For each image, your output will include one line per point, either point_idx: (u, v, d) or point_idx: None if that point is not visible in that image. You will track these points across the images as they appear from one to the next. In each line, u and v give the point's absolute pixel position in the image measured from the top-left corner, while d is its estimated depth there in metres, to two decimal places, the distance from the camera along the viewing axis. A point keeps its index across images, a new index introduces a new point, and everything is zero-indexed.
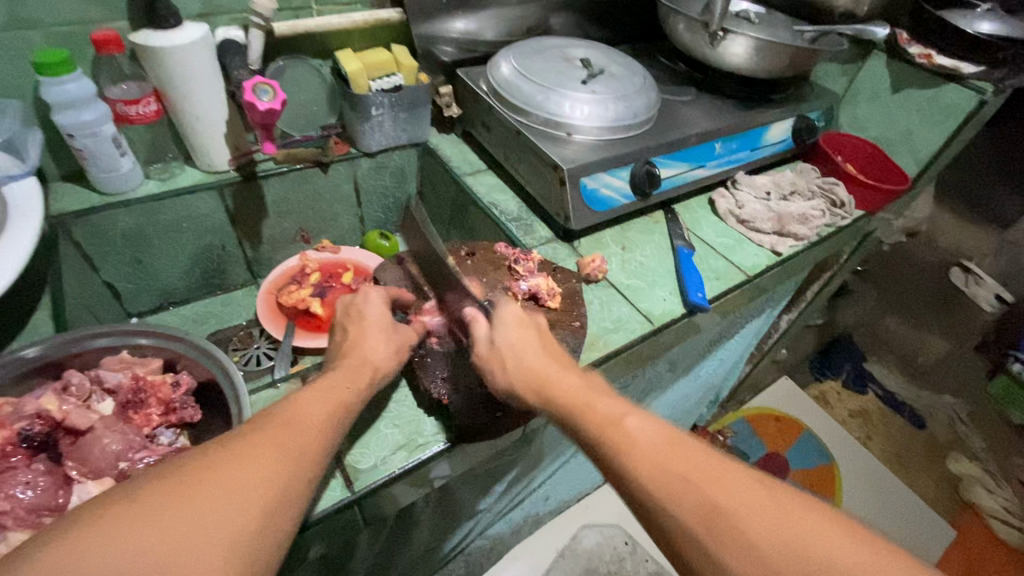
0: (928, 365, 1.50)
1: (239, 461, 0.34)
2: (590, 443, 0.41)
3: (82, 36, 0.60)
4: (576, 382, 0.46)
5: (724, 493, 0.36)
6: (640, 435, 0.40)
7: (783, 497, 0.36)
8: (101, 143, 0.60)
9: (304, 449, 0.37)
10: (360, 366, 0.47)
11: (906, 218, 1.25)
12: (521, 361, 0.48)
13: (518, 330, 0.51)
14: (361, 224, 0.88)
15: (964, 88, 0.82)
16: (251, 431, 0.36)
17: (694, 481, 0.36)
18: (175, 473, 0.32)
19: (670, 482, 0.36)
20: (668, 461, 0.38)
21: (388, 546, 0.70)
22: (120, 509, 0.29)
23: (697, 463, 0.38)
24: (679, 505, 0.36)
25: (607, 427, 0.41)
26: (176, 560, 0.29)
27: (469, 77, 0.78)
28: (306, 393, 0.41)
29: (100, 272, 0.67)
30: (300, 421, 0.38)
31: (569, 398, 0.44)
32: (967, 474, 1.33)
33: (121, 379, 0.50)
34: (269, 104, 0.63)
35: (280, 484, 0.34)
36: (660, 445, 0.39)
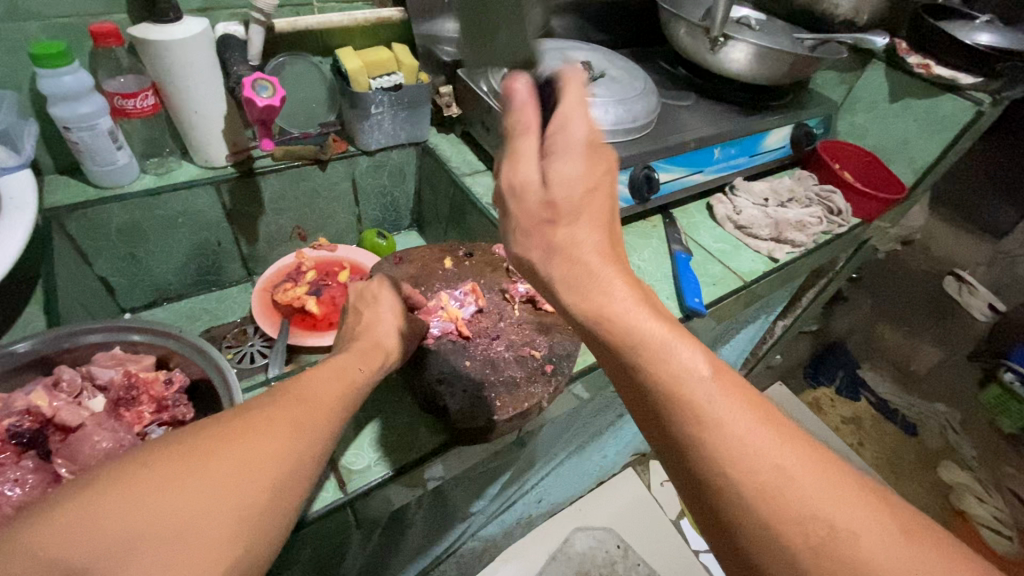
0: (922, 373, 1.51)
1: (256, 429, 0.34)
2: (661, 404, 0.32)
3: (81, 28, 0.59)
4: (639, 305, 0.35)
5: (821, 498, 0.29)
6: (727, 407, 0.31)
7: (880, 504, 0.30)
8: (97, 137, 0.60)
9: (316, 426, 0.37)
10: (372, 351, 0.49)
11: (901, 227, 1.26)
12: (576, 238, 0.35)
13: (585, 165, 0.35)
14: (358, 222, 0.88)
15: (961, 98, 0.83)
16: (269, 402, 0.37)
17: (781, 469, 0.30)
18: (191, 437, 0.32)
19: (760, 473, 0.30)
20: (759, 445, 0.30)
21: (379, 548, 0.69)
22: (140, 466, 0.29)
23: (791, 454, 0.31)
24: (762, 503, 0.29)
25: (687, 386, 0.32)
26: (189, 528, 0.28)
27: (471, 78, 0.76)
28: (318, 371, 0.43)
29: (93, 266, 0.67)
30: (312, 398, 0.39)
31: (636, 332, 0.34)
32: (958, 483, 1.32)
33: (113, 375, 0.50)
34: (267, 101, 0.63)
35: (293, 455, 0.35)
36: (753, 429, 0.31)
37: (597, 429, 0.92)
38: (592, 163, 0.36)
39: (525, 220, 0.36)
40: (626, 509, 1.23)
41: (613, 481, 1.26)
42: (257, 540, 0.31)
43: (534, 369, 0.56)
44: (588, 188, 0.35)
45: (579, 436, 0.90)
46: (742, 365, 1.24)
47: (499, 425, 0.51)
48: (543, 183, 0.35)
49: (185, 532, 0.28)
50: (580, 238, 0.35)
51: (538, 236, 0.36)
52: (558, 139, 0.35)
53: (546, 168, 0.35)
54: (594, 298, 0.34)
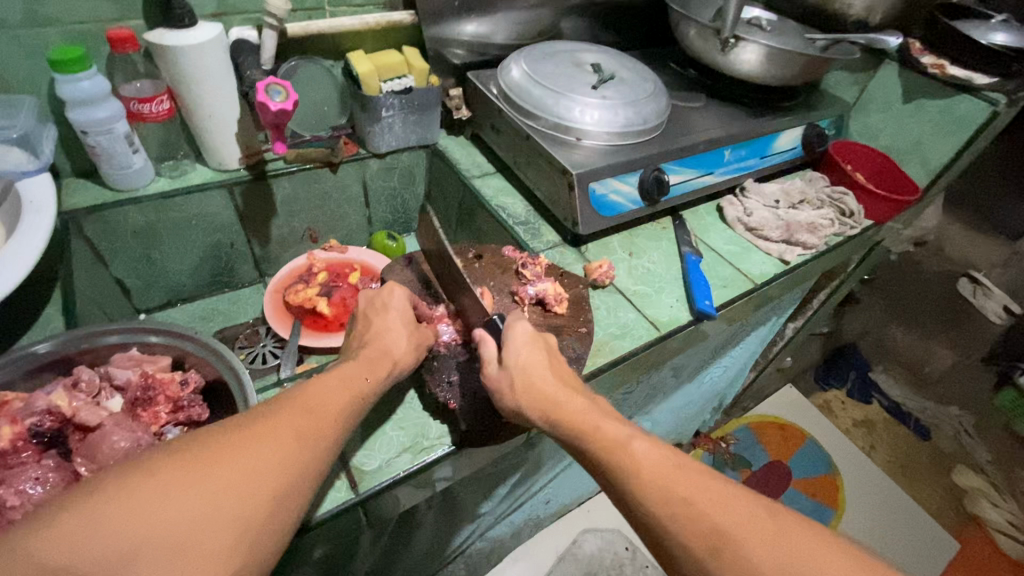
0: (933, 376, 1.48)
1: (257, 441, 0.35)
2: (596, 461, 0.43)
3: (98, 34, 0.60)
4: (574, 395, 0.47)
5: (715, 511, 0.37)
6: (630, 447, 0.42)
7: (780, 515, 0.37)
8: (114, 141, 0.61)
9: (322, 435, 0.38)
10: (380, 358, 0.48)
11: (914, 228, 1.24)
12: (530, 380, 0.47)
13: (532, 348, 0.50)
14: (369, 224, 0.88)
15: (976, 98, 0.81)
16: (272, 411, 0.37)
17: (689, 496, 0.38)
18: (195, 446, 0.33)
19: (666, 496, 0.38)
20: (668, 478, 0.39)
21: (390, 548, 0.70)
22: (141, 476, 0.31)
23: (694, 480, 0.39)
24: (671, 520, 0.38)
25: (601, 440, 0.43)
26: (191, 541, 0.30)
27: (479, 79, 0.79)
28: (327, 377, 0.43)
29: (110, 268, 0.68)
30: (318, 407, 0.39)
31: (570, 417, 0.45)
32: (973, 487, 1.31)
33: (130, 375, 0.50)
34: (281, 105, 0.64)
35: (294, 467, 0.35)
36: (659, 462, 0.40)
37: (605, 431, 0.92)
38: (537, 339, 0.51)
39: (490, 377, 0.49)
40: None
41: None
42: (255, 551, 0.32)
43: None
44: (530, 345, 0.50)
45: None
46: (752, 367, 1.23)
47: (511, 428, 0.52)
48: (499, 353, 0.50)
49: (181, 545, 0.29)
50: (527, 364, 0.49)
51: (501, 378, 0.48)
52: (513, 345, 0.50)
53: (504, 329, 0.51)
54: (547, 404, 0.46)
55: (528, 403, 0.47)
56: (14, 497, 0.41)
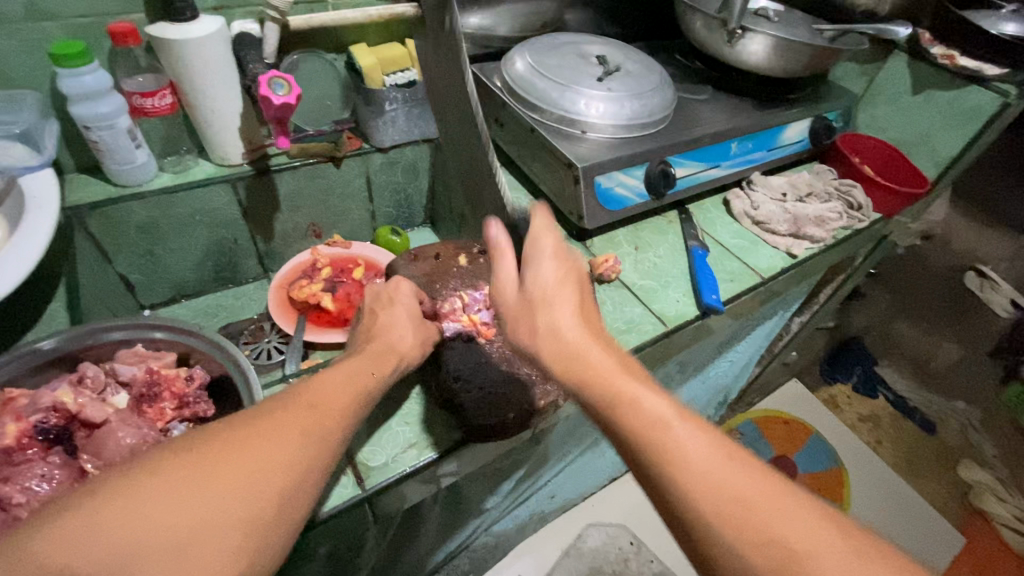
0: (940, 371, 1.47)
1: (264, 436, 0.34)
2: (635, 451, 0.38)
3: (99, 28, 0.60)
4: (617, 369, 0.41)
5: (777, 520, 0.33)
6: (666, 424, 0.37)
7: (844, 526, 0.34)
8: (118, 135, 0.60)
9: (327, 433, 0.37)
10: (386, 353, 0.48)
11: (922, 221, 1.23)
12: (553, 322, 0.43)
13: (558, 281, 0.45)
14: (372, 219, 0.88)
15: (986, 89, 0.81)
16: (279, 405, 0.37)
17: (748, 500, 0.34)
18: (202, 443, 0.33)
19: (713, 490, 0.34)
20: (723, 478, 0.35)
21: (395, 544, 0.70)
22: (147, 474, 0.30)
23: (751, 482, 0.35)
24: (724, 525, 0.33)
25: (632, 409, 0.38)
26: (196, 542, 0.29)
27: (483, 73, 0.78)
28: (333, 372, 0.43)
29: (113, 264, 0.68)
30: (325, 402, 0.39)
31: (607, 388, 0.40)
32: (980, 482, 1.30)
33: (135, 372, 0.50)
34: (284, 99, 0.63)
35: (301, 464, 0.35)
36: (713, 458, 0.35)
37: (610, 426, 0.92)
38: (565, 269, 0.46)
39: (512, 312, 0.46)
40: (640, 506, 1.22)
41: (626, 478, 1.26)
42: (262, 549, 0.32)
43: None
44: (561, 280, 0.45)
45: (592, 434, 0.90)
46: (757, 361, 1.23)
47: (514, 423, 0.52)
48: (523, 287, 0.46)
49: (185, 547, 0.29)
50: (557, 316, 0.44)
51: (525, 318, 0.45)
52: (534, 277, 0.45)
53: (527, 273, 0.46)
54: (572, 357, 0.42)
55: (552, 355, 0.43)
56: (19, 495, 0.40)
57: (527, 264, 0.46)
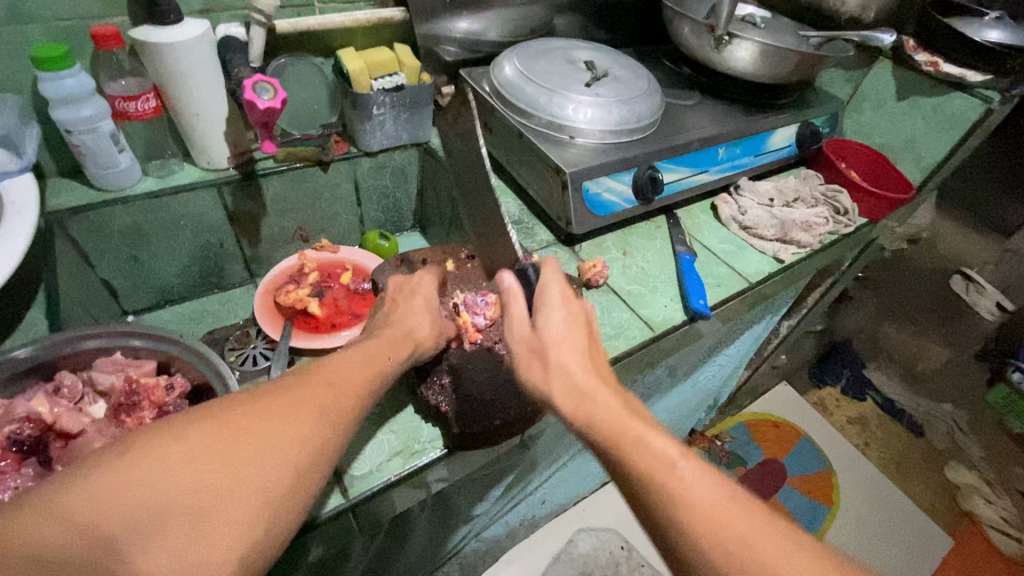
0: (927, 373, 1.48)
1: (285, 410, 0.34)
2: (642, 492, 0.38)
3: (82, 30, 0.59)
4: (624, 411, 0.42)
5: (785, 569, 0.33)
6: (697, 491, 0.36)
7: (850, 573, 0.34)
8: (99, 139, 0.60)
9: (343, 409, 0.37)
10: (402, 339, 0.48)
11: (908, 225, 1.24)
12: (564, 364, 0.47)
13: (566, 324, 0.50)
14: (360, 223, 0.87)
15: (970, 96, 0.82)
16: (297, 381, 0.37)
17: (754, 548, 0.34)
18: (224, 410, 0.32)
19: (755, 571, 0.33)
20: (732, 525, 0.35)
21: (383, 551, 0.69)
22: (169, 436, 0.30)
23: (757, 529, 0.35)
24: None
25: (659, 470, 0.38)
26: (214, 504, 0.29)
27: (472, 78, 0.78)
28: (350, 353, 0.42)
29: (96, 269, 0.67)
30: (342, 381, 0.39)
31: (612, 430, 0.41)
32: (966, 484, 1.31)
33: (113, 381, 0.49)
34: (269, 103, 0.63)
35: (319, 440, 0.34)
36: (719, 502, 0.36)
37: None
38: (570, 312, 0.51)
39: (521, 359, 0.49)
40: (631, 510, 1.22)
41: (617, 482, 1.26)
42: (280, 521, 0.31)
43: None
44: (568, 325, 0.49)
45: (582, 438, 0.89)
46: (746, 365, 1.23)
47: (498, 431, 0.51)
48: (532, 335, 0.50)
49: (203, 510, 0.29)
50: (564, 360, 0.47)
51: (537, 361, 0.48)
52: (546, 319, 0.50)
53: (538, 321, 0.50)
54: (581, 397, 0.44)
55: (565, 397, 0.45)
56: None
57: (536, 312, 0.51)
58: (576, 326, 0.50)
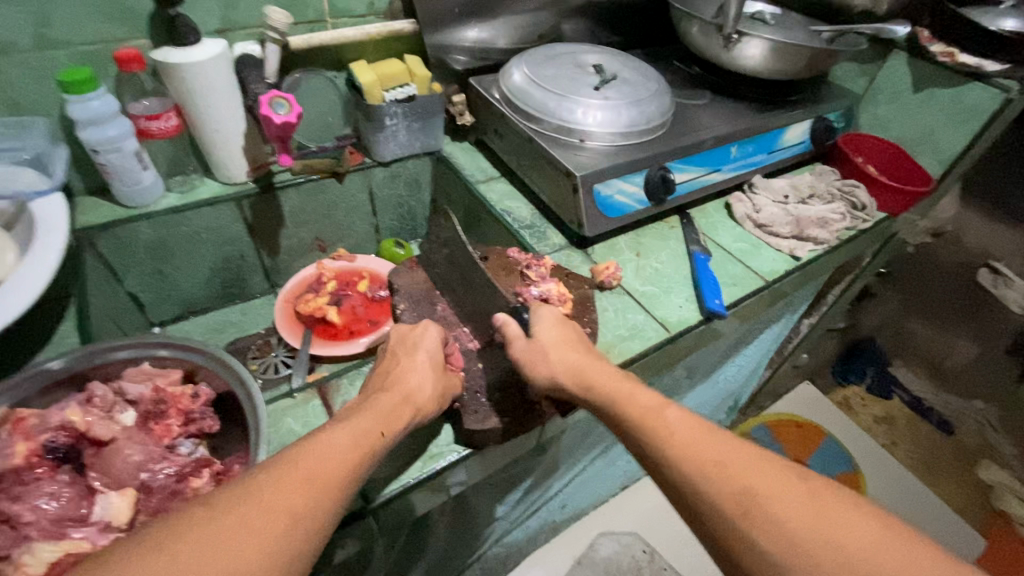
0: (954, 371, 1.41)
1: (245, 534, 0.31)
2: (637, 439, 0.44)
3: (107, 54, 0.61)
4: (617, 377, 0.48)
5: (749, 474, 0.38)
6: (679, 428, 0.42)
7: (809, 479, 0.38)
8: (125, 158, 0.62)
9: (313, 514, 0.34)
10: (398, 409, 0.45)
11: (931, 218, 1.21)
12: (559, 352, 0.50)
13: (558, 327, 0.53)
14: (376, 232, 0.89)
15: (988, 86, 0.80)
16: (268, 483, 0.34)
17: (725, 463, 0.39)
18: (180, 541, 0.30)
19: (731, 483, 0.37)
20: (705, 448, 0.40)
21: (406, 554, 0.70)
22: None
23: (731, 449, 0.40)
24: (713, 490, 0.38)
25: (645, 415, 0.44)
26: None
27: (482, 86, 0.79)
28: (334, 435, 0.39)
29: (123, 283, 0.69)
30: (319, 475, 0.36)
31: (610, 394, 0.47)
32: (999, 482, 1.29)
33: (142, 390, 0.51)
34: (285, 118, 0.64)
35: (282, 561, 0.32)
36: (697, 436, 0.41)
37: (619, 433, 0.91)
38: (565, 324, 0.54)
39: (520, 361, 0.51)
40: (653, 514, 1.20)
41: (637, 487, 1.24)
42: None
43: None
44: (557, 325, 0.53)
45: (601, 441, 0.89)
46: (766, 365, 1.22)
47: (511, 430, 0.52)
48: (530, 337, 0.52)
49: None
50: (560, 343, 0.51)
51: (540, 364, 0.50)
52: (540, 325, 0.53)
53: (535, 331, 0.52)
54: (579, 369, 0.49)
55: (564, 373, 0.49)
56: (29, 512, 0.42)
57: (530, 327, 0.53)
58: (569, 328, 0.54)
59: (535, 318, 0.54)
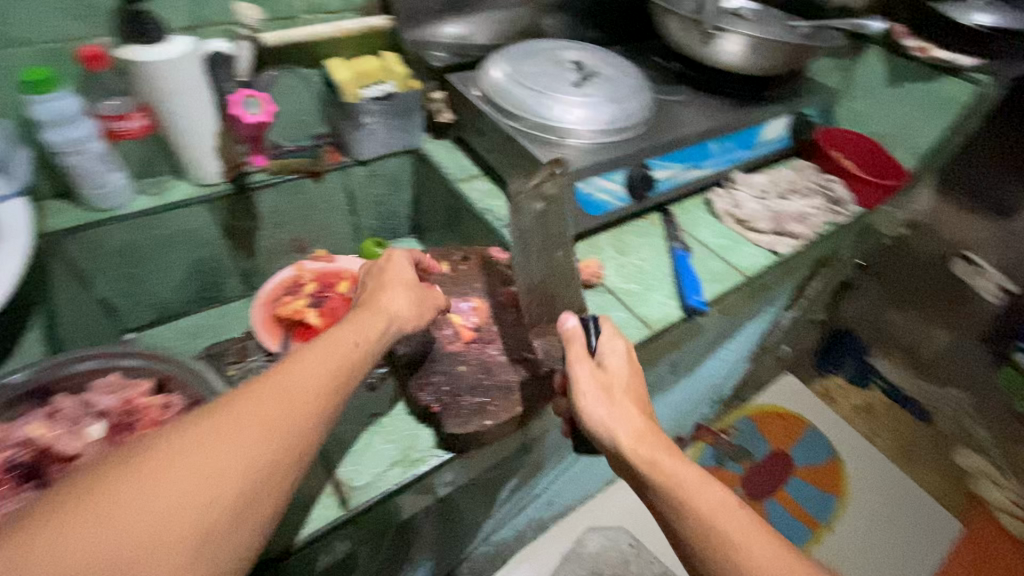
0: (930, 359, 1.42)
1: (228, 444, 0.31)
2: (654, 497, 0.44)
3: (71, 52, 0.59)
4: (651, 430, 0.47)
5: (768, 565, 0.38)
6: (702, 498, 0.42)
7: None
8: (91, 160, 0.60)
9: (296, 421, 0.34)
10: (374, 322, 0.46)
11: (908, 211, 1.23)
12: (614, 394, 0.49)
13: (628, 362, 0.52)
14: (356, 232, 0.87)
15: (959, 78, 0.82)
16: (246, 397, 0.34)
17: (746, 550, 0.39)
18: (176, 446, 0.30)
19: (751, 571, 0.38)
20: (729, 527, 0.40)
21: (392, 558, 0.69)
22: (89, 500, 0.27)
23: (754, 532, 0.40)
24: (731, 573, 0.39)
25: (669, 477, 0.43)
26: (151, 549, 0.27)
27: (461, 83, 0.78)
28: (310, 352, 0.39)
29: (93, 288, 0.67)
30: (296, 387, 0.36)
31: (642, 447, 0.46)
32: (975, 468, 1.32)
33: (111, 402, 0.49)
34: (258, 117, 0.65)
35: (267, 464, 0.32)
36: (720, 512, 0.41)
37: None
38: (624, 352, 0.53)
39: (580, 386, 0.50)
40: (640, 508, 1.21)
41: (624, 481, 1.25)
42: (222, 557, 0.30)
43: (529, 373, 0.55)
44: (626, 362, 0.52)
45: None
46: (749, 358, 1.23)
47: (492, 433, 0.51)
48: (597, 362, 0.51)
49: (138, 555, 0.27)
50: (614, 384, 0.50)
51: (599, 391, 0.49)
52: (608, 352, 0.52)
53: (602, 359, 0.52)
54: (633, 417, 0.48)
55: (622, 419, 0.48)
56: None
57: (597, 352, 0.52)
58: (629, 364, 0.52)
59: (601, 343, 0.53)
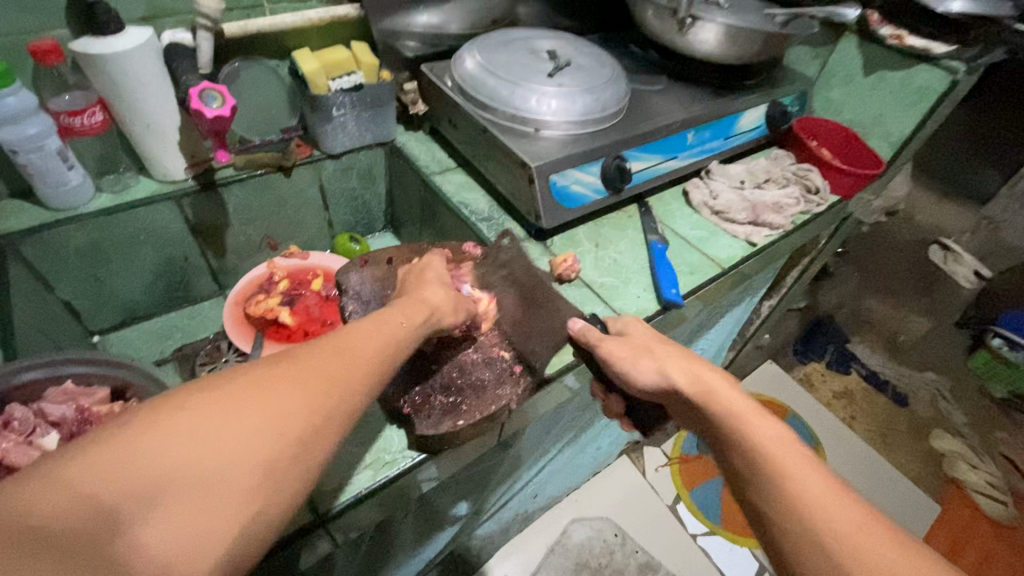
0: (908, 345, 1.48)
1: (291, 390, 0.32)
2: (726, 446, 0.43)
3: (20, 45, 0.57)
4: (727, 386, 0.47)
5: (842, 517, 0.35)
6: (773, 444, 0.40)
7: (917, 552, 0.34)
8: (47, 158, 0.58)
9: (349, 381, 0.36)
10: (419, 309, 0.47)
11: (885, 198, 1.24)
12: (671, 355, 0.50)
13: (653, 332, 0.54)
14: (329, 227, 0.86)
15: (937, 67, 0.81)
16: (306, 356, 0.35)
17: (813, 501, 0.36)
18: (242, 387, 0.31)
19: (823, 521, 0.35)
20: (804, 475, 0.38)
21: (372, 557, 0.69)
22: (160, 425, 0.28)
23: (828, 488, 0.37)
24: (801, 522, 0.36)
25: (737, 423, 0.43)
26: (214, 479, 0.28)
27: (434, 73, 0.76)
28: (362, 324, 0.41)
29: (55, 291, 0.65)
30: (351, 352, 0.37)
31: (707, 399, 0.46)
32: (951, 451, 1.35)
33: (65, 411, 0.48)
34: (217, 112, 0.61)
35: (324, 415, 0.33)
36: (795, 462, 0.39)
37: (586, 422, 0.91)
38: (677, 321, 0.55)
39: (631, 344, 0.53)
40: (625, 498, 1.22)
41: (608, 472, 1.26)
42: (275, 500, 0.30)
43: (503, 370, 0.55)
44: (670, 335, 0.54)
45: (568, 430, 0.89)
46: (730, 347, 1.24)
47: (462, 433, 0.50)
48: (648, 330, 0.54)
49: (202, 481, 0.28)
50: (674, 346, 0.51)
51: (646, 356, 0.51)
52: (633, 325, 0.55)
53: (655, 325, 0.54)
54: (695, 372, 0.49)
55: (681, 374, 0.49)
56: None
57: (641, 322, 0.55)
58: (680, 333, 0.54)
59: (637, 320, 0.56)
